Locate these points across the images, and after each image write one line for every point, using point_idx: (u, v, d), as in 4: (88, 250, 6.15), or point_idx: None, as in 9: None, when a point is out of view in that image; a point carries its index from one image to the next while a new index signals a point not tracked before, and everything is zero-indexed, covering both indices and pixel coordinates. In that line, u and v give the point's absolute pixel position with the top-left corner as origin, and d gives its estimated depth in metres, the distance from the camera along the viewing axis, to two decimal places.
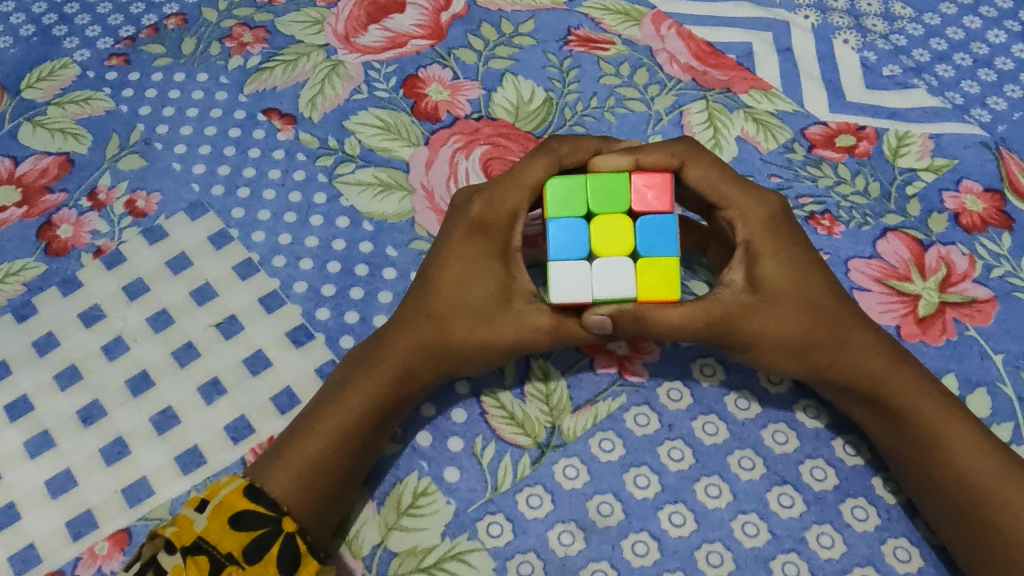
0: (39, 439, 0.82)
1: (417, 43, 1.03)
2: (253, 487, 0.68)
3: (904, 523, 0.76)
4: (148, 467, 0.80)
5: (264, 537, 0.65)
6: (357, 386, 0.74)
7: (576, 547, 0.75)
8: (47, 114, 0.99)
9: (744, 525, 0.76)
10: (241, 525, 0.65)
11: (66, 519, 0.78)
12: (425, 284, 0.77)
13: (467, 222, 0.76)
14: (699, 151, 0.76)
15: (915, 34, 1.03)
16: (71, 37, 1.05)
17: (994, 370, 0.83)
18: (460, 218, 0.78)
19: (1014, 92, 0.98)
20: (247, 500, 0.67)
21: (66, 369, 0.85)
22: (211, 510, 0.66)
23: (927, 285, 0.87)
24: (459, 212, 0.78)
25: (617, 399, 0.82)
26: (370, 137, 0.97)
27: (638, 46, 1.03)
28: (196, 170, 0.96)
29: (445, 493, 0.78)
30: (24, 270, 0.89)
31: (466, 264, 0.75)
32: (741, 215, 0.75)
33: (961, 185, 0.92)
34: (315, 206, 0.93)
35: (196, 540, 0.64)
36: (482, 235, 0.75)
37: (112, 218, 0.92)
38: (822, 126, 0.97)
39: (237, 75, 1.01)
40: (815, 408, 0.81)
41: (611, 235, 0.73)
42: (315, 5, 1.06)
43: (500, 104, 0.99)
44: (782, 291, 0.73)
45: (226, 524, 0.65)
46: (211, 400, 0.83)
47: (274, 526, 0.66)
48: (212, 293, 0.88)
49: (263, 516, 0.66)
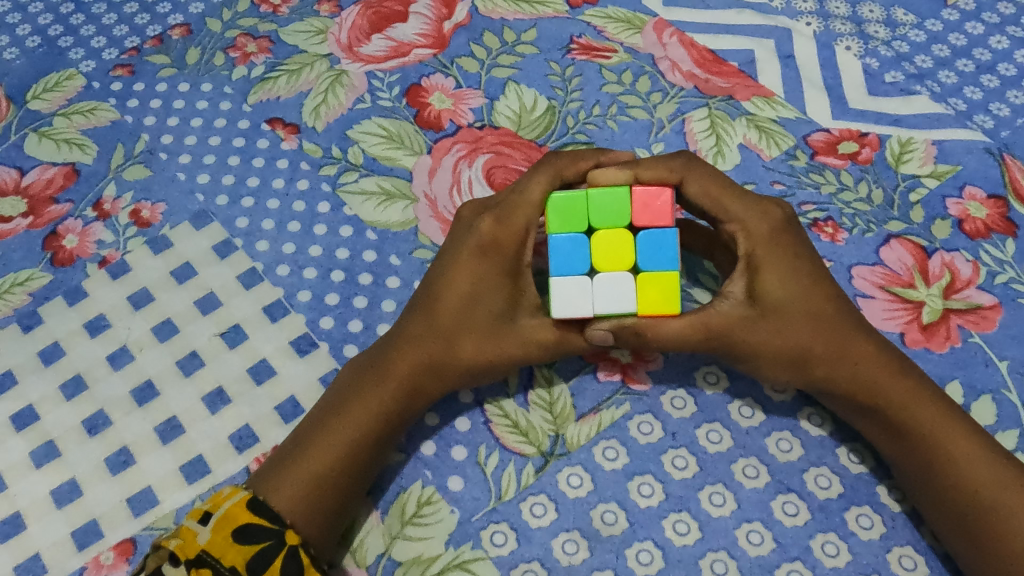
0: (44, 448, 0.82)
1: (420, 52, 1.04)
2: (255, 499, 0.68)
3: (909, 531, 0.76)
4: (152, 477, 0.80)
5: (266, 549, 0.65)
6: (362, 400, 0.74)
7: (580, 556, 0.75)
8: (53, 125, 0.99)
9: (748, 534, 0.76)
10: (244, 539, 0.65)
11: (71, 529, 0.78)
12: (431, 299, 0.77)
13: (476, 239, 0.75)
14: (700, 168, 0.76)
15: (918, 41, 1.03)
16: (76, 48, 1.06)
17: (999, 376, 0.82)
18: (468, 234, 0.77)
19: (1017, 98, 0.98)
20: (249, 513, 0.67)
21: (71, 379, 0.85)
22: (214, 522, 0.66)
23: (931, 292, 0.87)
24: (466, 228, 0.78)
25: (621, 408, 0.82)
26: (373, 146, 0.97)
27: (640, 54, 1.03)
28: (201, 180, 0.96)
29: (448, 502, 0.78)
30: (29, 280, 0.90)
31: (474, 281, 0.75)
32: (742, 227, 0.74)
33: (964, 192, 0.92)
34: (319, 215, 0.93)
35: (199, 554, 0.64)
36: (492, 253, 0.75)
37: (117, 228, 0.93)
38: (825, 133, 0.97)
39: (241, 85, 1.02)
40: (819, 416, 0.81)
41: (612, 250, 0.74)
42: (318, 15, 1.07)
43: (503, 113, 1.00)
44: (784, 303, 0.73)
45: (229, 537, 0.65)
46: (215, 409, 0.83)
47: (276, 539, 0.66)
48: (216, 303, 0.89)
49: (265, 529, 0.66)
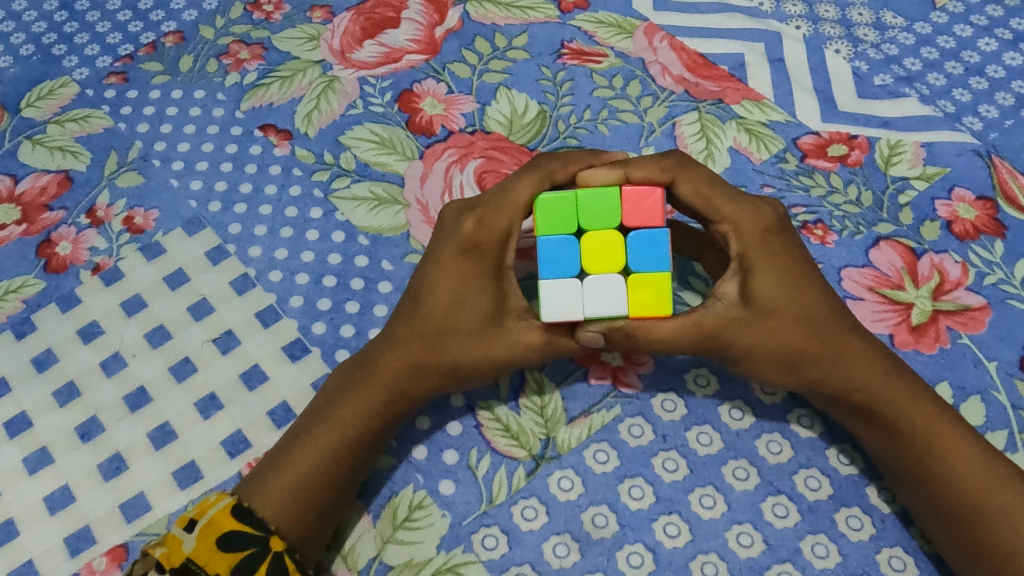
0: (37, 455, 0.82)
1: (412, 58, 1.04)
2: (240, 506, 0.69)
3: (899, 532, 0.76)
4: (145, 483, 0.81)
5: (251, 556, 0.66)
6: (347, 404, 0.74)
7: (570, 559, 0.76)
8: (46, 133, 1.00)
9: (738, 536, 0.76)
10: (228, 547, 0.66)
11: (64, 535, 0.79)
12: (415, 302, 0.77)
13: (458, 242, 0.76)
14: (691, 167, 0.76)
15: (906, 43, 1.04)
16: (70, 56, 1.06)
17: (988, 377, 0.83)
18: (450, 236, 0.77)
19: (1005, 99, 0.99)
20: (233, 520, 0.68)
21: (64, 386, 0.86)
22: (200, 530, 0.67)
23: (920, 293, 0.87)
24: (448, 229, 0.78)
25: (612, 411, 0.82)
26: (365, 151, 0.98)
27: (631, 58, 1.04)
28: (194, 187, 0.97)
29: (440, 506, 0.78)
30: (23, 287, 0.90)
31: (457, 283, 0.75)
32: (735, 228, 0.75)
33: (953, 194, 0.93)
34: (311, 221, 0.94)
35: (184, 562, 0.65)
36: (473, 255, 0.75)
37: (110, 235, 0.93)
38: (814, 136, 0.98)
39: (233, 92, 1.02)
40: (809, 418, 0.81)
41: (603, 251, 0.74)
42: (311, 22, 1.07)
43: (494, 117, 1.00)
44: (776, 304, 0.73)
45: (214, 545, 0.66)
46: (208, 415, 0.84)
47: (260, 547, 0.67)
48: (209, 309, 0.89)
49: (250, 536, 0.67)
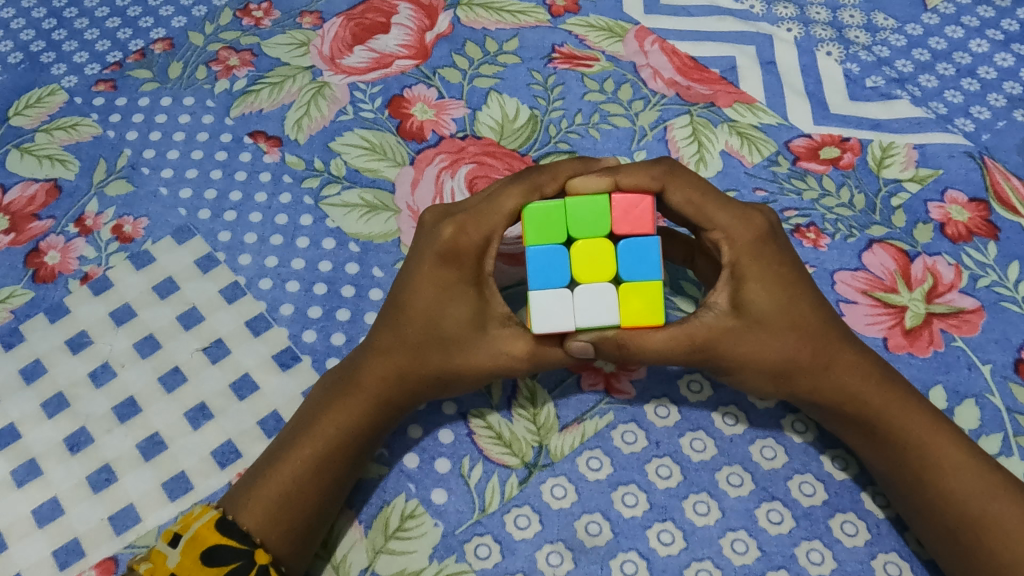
0: (26, 467, 0.82)
1: (402, 63, 1.04)
2: (225, 520, 0.68)
3: (894, 538, 0.75)
4: (134, 494, 0.80)
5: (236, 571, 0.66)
6: (332, 415, 0.74)
7: (564, 567, 0.75)
8: (34, 141, 0.99)
9: (733, 543, 0.76)
10: (212, 562, 0.66)
11: (52, 548, 0.78)
12: (396, 309, 0.75)
13: (436, 248, 0.73)
14: (680, 175, 0.75)
15: (898, 45, 1.04)
16: (58, 64, 1.06)
17: (982, 380, 0.82)
18: (429, 241, 0.75)
19: (997, 101, 0.98)
20: (217, 534, 0.68)
21: (52, 397, 0.85)
22: (183, 545, 0.67)
23: (913, 296, 0.87)
24: (428, 233, 0.76)
25: (605, 417, 0.82)
26: (355, 157, 0.97)
27: (622, 62, 1.04)
28: (184, 195, 0.96)
29: (433, 515, 0.77)
30: (11, 297, 0.90)
31: (437, 291, 0.73)
32: (726, 236, 0.73)
33: (946, 196, 0.92)
34: (302, 228, 0.93)
35: None
36: (452, 262, 0.73)
37: (99, 244, 0.93)
38: (806, 139, 0.97)
39: (223, 98, 1.02)
40: (802, 423, 0.81)
41: (592, 260, 0.73)
42: (301, 28, 1.07)
43: (485, 123, 1.00)
44: (768, 314, 0.72)
45: (198, 560, 0.66)
46: (198, 425, 0.83)
47: (245, 560, 0.67)
48: (199, 318, 0.89)
49: (234, 550, 0.67)
